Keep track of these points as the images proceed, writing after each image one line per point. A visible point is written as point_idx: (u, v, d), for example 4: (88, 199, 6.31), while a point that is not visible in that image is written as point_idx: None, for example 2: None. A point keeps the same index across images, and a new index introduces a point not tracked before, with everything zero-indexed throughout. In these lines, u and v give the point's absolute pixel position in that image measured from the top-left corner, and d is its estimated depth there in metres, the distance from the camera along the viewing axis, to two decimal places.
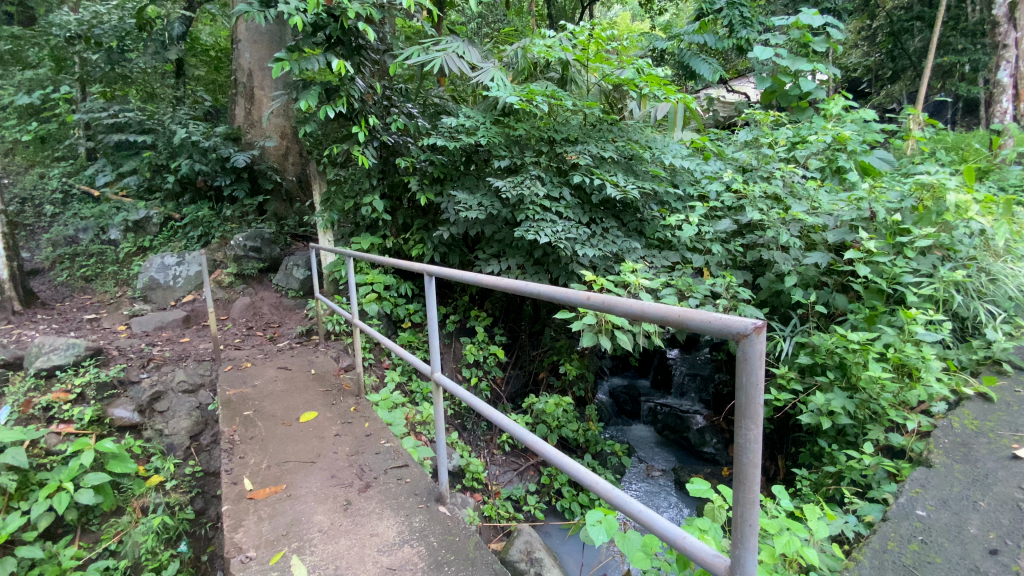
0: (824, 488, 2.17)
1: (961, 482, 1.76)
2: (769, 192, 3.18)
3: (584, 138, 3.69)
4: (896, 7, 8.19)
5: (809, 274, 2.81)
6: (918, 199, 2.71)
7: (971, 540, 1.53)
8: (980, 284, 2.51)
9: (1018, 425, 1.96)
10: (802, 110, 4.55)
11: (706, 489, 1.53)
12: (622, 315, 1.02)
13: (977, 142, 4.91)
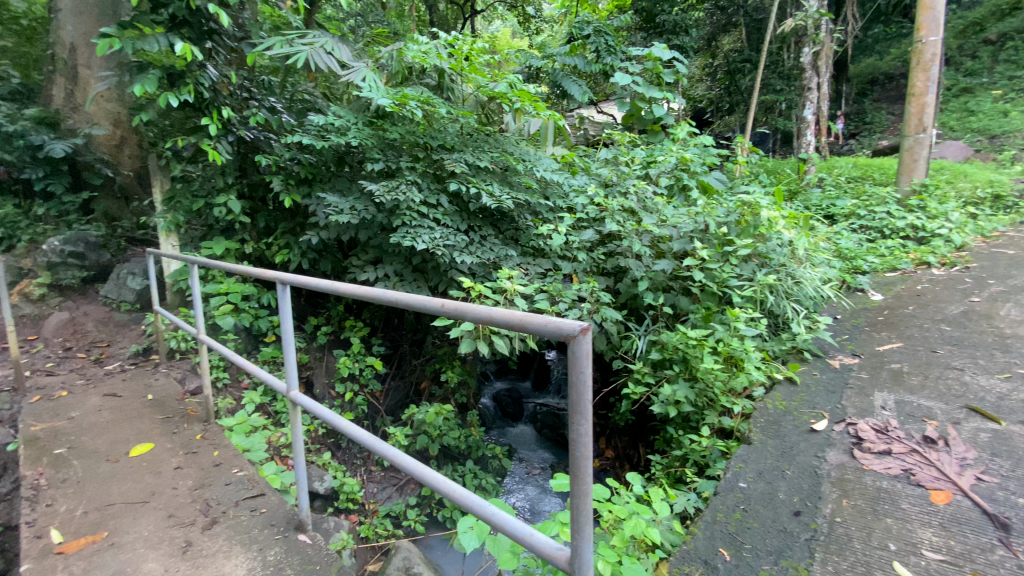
0: (673, 471, 2.41)
1: (773, 455, 2.06)
2: (626, 207, 3.50)
3: (461, 146, 3.69)
4: (731, 49, 9.56)
5: (658, 279, 3.13)
6: (740, 215, 3.15)
7: (781, 504, 1.78)
8: (788, 286, 2.99)
9: (815, 403, 2.34)
10: (655, 134, 5.08)
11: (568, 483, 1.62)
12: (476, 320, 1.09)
13: (789, 168, 5.92)
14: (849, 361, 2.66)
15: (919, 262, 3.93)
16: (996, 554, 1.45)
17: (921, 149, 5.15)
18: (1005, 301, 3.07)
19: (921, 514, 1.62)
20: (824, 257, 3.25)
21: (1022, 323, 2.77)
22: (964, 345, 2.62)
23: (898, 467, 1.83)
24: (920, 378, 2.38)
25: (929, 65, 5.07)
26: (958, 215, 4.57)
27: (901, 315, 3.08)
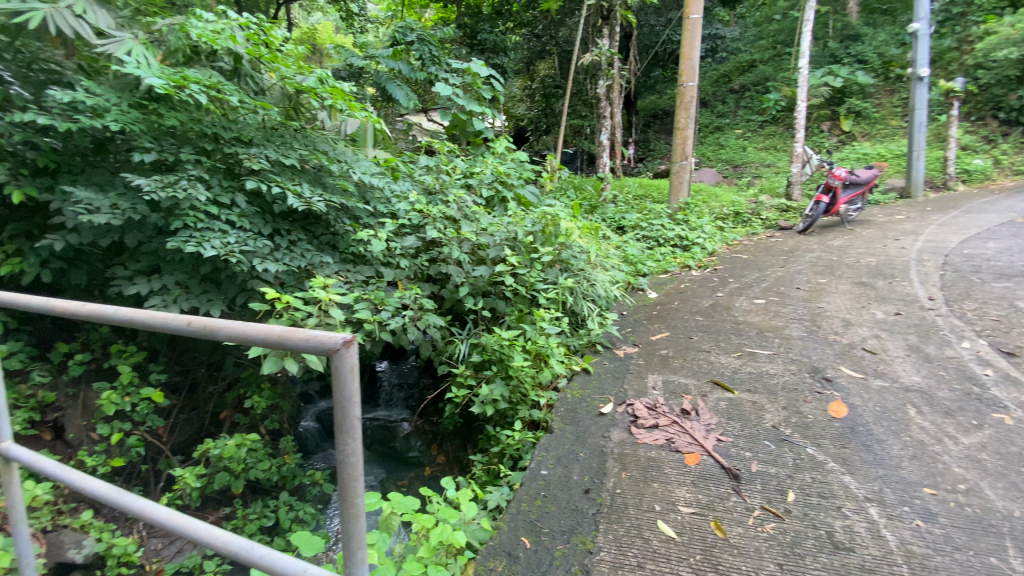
0: (491, 467, 2.49)
1: (570, 440, 2.27)
2: (446, 214, 3.55)
3: (262, 141, 3.32)
4: (546, 76, 10.66)
5: (478, 284, 3.22)
6: (544, 225, 3.45)
7: (574, 485, 1.97)
8: (584, 288, 3.40)
9: (604, 389, 2.67)
10: (477, 146, 5.26)
11: (376, 502, 1.65)
12: (227, 339, 0.95)
13: (591, 185, 6.76)
14: (630, 350, 3.11)
15: (683, 265, 4.81)
16: (729, 500, 1.79)
17: (684, 174, 6.33)
18: (738, 294, 3.92)
19: (679, 475, 1.93)
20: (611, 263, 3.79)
21: (748, 311, 3.55)
22: (712, 332, 3.25)
23: (663, 437, 2.18)
24: (681, 360, 2.89)
25: (688, 105, 6.23)
26: (710, 227, 5.76)
27: (669, 310, 3.73)
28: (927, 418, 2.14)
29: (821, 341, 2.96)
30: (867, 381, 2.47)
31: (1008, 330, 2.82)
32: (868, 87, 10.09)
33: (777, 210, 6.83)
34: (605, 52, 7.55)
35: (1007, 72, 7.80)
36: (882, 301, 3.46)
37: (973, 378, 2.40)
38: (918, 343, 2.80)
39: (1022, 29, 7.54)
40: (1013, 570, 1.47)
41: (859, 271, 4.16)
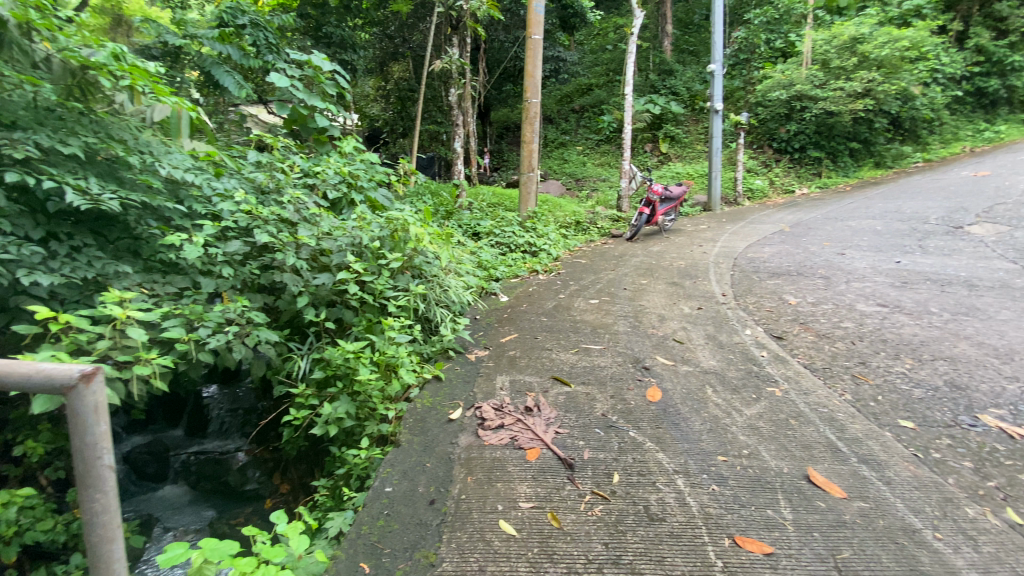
0: (336, 490, 2.33)
1: (417, 452, 2.22)
2: (282, 217, 3.21)
3: (30, 123, 2.59)
4: (400, 78, 10.58)
5: (319, 294, 2.99)
6: (392, 230, 3.33)
7: (419, 497, 1.93)
8: (435, 294, 3.38)
9: (453, 394, 2.68)
10: (321, 144, 4.83)
11: (182, 553, 1.41)
12: None
13: (445, 192, 6.79)
14: (481, 354, 3.18)
15: (531, 270, 5.11)
16: (564, 489, 1.91)
17: (531, 185, 6.71)
18: (577, 296, 4.27)
19: (520, 472, 2.01)
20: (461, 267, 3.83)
21: (585, 311, 3.88)
22: (554, 331, 3.48)
23: (508, 437, 2.25)
24: (526, 360, 3.03)
25: (533, 119, 6.61)
26: (554, 235, 6.20)
27: (518, 312, 3.91)
28: (721, 396, 2.54)
29: (643, 335, 3.36)
30: (677, 368, 2.86)
31: (776, 318, 3.49)
32: (679, 115, 11.85)
33: (610, 219, 7.63)
34: (455, 60, 7.66)
35: (774, 111, 9.77)
36: (689, 298, 4.05)
37: (753, 359, 2.92)
38: (715, 332, 3.33)
39: (785, 77, 9.52)
40: (782, 517, 1.73)
41: (674, 273, 4.83)
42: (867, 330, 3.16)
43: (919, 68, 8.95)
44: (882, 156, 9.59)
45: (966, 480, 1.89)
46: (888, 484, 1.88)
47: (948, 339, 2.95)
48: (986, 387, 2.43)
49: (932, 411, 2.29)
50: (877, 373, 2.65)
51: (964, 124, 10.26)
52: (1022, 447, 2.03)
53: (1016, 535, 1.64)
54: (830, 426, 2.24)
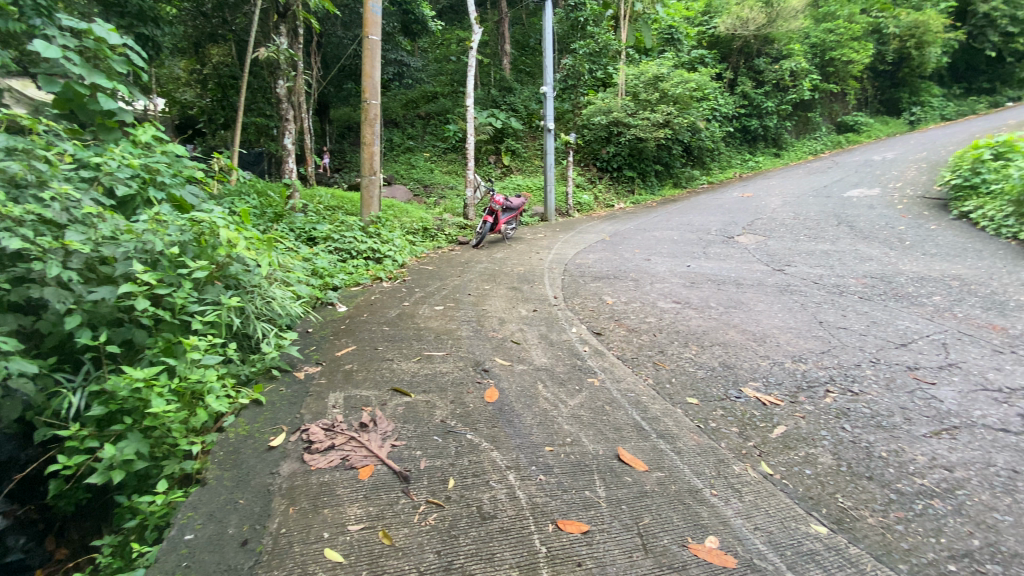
0: (125, 548, 1.93)
1: (228, 488, 1.96)
2: (41, 216, 2.51)
3: None
4: (219, 62, 9.50)
5: (99, 312, 2.45)
6: (196, 234, 2.87)
7: (228, 541, 1.71)
8: (255, 307, 3.05)
9: (276, 419, 2.43)
10: (109, 131, 3.72)
11: None
12: None
13: (275, 193, 6.18)
14: (312, 370, 2.94)
15: (375, 277, 4.92)
16: (397, 503, 1.86)
17: (374, 188, 6.47)
18: (420, 303, 4.24)
19: (351, 493, 1.90)
20: (285, 277, 3.50)
21: (428, 317, 3.86)
22: (395, 340, 3.38)
23: (338, 457, 2.11)
24: (363, 373, 2.89)
25: (372, 121, 6.37)
26: (399, 240, 6.06)
27: (357, 322, 3.73)
28: (550, 390, 2.73)
29: (483, 338, 3.46)
30: (513, 367, 3.01)
31: (598, 316, 3.90)
32: (519, 131, 12.61)
33: (457, 226, 7.73)
34: (283, 50, 7.01)
35: (597, 134, 10.99)
36: (526, 301, 4.29)
37: (578, 354, 3.21)
38: (547, 331, 3.59)
39: (605, 104, 10.76)
40: (597, 496, 1.91)
41: (513, 278, 5.08)
42: (666, 323, 3.70)
43: (703, 107, 10.88)
44: (680, 178, 11.43)
45: (733, 441, 2.30)
46: (679, 454, 2.20)
47: (723, 328, 3.61)
48: (747, 365, 3.01)
49: (710, 388, 2.77)
50: (672, 359, 3.12)
51: (736, 155, 12.76)
52: (768, 409, 2.55)
53: (765, 481, 2.05)
54: (636, 409, 2.56)
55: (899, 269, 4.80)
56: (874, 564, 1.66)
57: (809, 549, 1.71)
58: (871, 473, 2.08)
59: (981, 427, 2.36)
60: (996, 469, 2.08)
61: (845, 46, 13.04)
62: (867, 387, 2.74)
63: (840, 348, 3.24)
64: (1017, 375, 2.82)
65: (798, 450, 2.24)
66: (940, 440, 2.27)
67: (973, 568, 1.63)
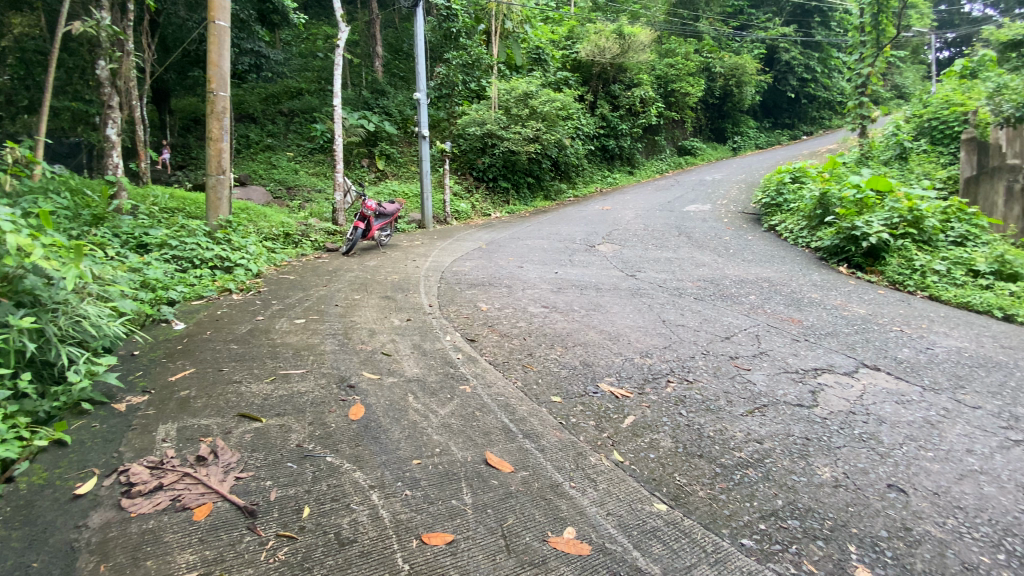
0: None
1: (15, 552, 1.58)
2: None
3: None
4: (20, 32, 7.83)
5: None
6: None
7: None
8: (59, 328, 2.52)
9: (85, 462, 2.03)
10: None
11: None
12: None
13: (92, 191, 5.22)
14: (137, 401, 2.52)
15: (222, 290, 4.41)
16: (242, 542, 1.67)
17: (222, 189, 5.81)
18: (279, 316, 3.89)
19: (182, 538, 1.66)
20: (101, 292, 2.94)
21: (287, 332, 3.56)
22: (245, 359, 3.06)
23: (167, 498, 1.83)
24: (204, 400, 2.55)
25: (221, 115, 5.71)
26: (255, 248, 5.51)
27: (198, 341, 3.30)
28: (419, 401, 2.68)
29: (350, 351, 3.28)
30: (382, 381, 2.89)
31: (472, 323, 3.94)
32: (393, 136, 12.31)
33: (324, 232, 7.26)
34: (105, 26, 5.94)
35: (472, 144, 11.16)
36: (398, 310, 4.17)
37: (450, 362, 3.20)
38: (419, 341, 3.52)
39: (479, 116, 10.96)
40: (463, 503, 1.92)
41: (386, 287, 4.91)
42: (535, 327, 3.87)
43: (568, 125, 11.69)
44: (550, 191, 12.10)
45: (590, 434, 2.48)
46: (543, 451, 2.31)
47: (584, 329, 3.88)
48: (604, 363, 3.28)
49: (572, 386, 2.95)
50: (539, 361, 3.26)
51: (597, 171, 13.89)
52: (621, 402, 2.80)
53: (617, 468, 2.23)
54: (505, 412, 2.63)
55: (725, 273, 5.62)
56: (702, 531, 1.89)
57: (652, 527, 1.90)
58: (701, 451, 2.39)
59: (782, 404, 2.86)
60: (793, 437, 2.52)
61: (683, 80, 15.00)
62: (699, 376, 3.15)
63: (680, 342, 3.69)
64: (807, 357, 3.48)
65: (644, 437, 2.49)
66: (753, 418, 2.69)
67: (776, 524, 1.94)
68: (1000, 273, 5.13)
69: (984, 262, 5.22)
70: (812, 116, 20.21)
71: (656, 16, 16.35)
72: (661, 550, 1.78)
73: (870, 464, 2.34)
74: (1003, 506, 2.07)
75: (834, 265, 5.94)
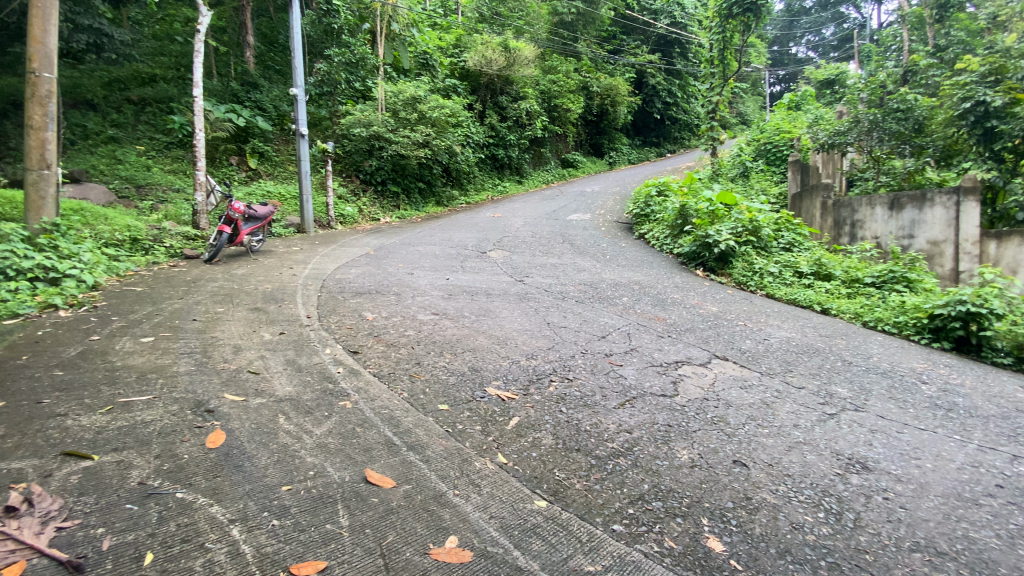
0: None
1: None
2: None
3: None
4: None
5: None
6: None
7: None
8: None
9: None
10: None
11: None
12: None
13: None
14: None
15: (45, 305, 3.72)
16: None
17: (47, 186, 4.90)
18: (120, 335, 3.36)
19: None
20: None
21: (131, 353, 3.09)
22: (73, 387, 2.60)
23: None
24: (15, 439, 2.12)
25: (45, 99, 4.82)
26: (91, 255, 4.72)
27: (8, 368, 2.74)
28: (292, 422, 2.49)
29: (210, 371, 2.94)
30: (248, 402, 2.64)
31: (355, 334, 3.76)
32: (267, 132, 11.37)
33: (182, 238, 6.45)
34: None
35: (357, 146, 10.68)
36: (270, 323, 3.84)
37: (329, 377, 3.02)
38: (294, 356, 3.27)
39: (364, 117, 10.53)
40: (339, 526, 1.82)
41: (256, 298, 4.49)
42: (423, 335, 3.81)
43: (457, 132, 11.72)
44: (441, 197, 12.03)
45: (475, 440, 2.49)
46: (427, 462, 2.27)
47: (473, 335, 3.91)
48: (491, 367, 3.32)
49: (459, 392, 2.95)
50: (426, 370, 3.21)
51: (488, 179, 14.11)
52: (506, 404, 2.86)
53: (501, 470, 2.27)
54: (388, 425, 2.54)
55: (603, 277, 6.05)
56: (579, 522, 2.00)
57: (533, 524, 1.96)
58: (579, 445, 2.53)
59: (650, 395, 3.13)
60: (658, 425, 2.78)
61: (564, 96, 15.90)
62: (579, 373, 3.34)
63: (563, 343, 3.88)
64: (670, 352, 3.86)
65: (528, 437, 2.56)
66: (625, 410, 2.91)
67: (643, 507, 2.12)
68: (818, 274, 6.14)
69: (805, 265, 6.22)
70: (675, 136, 22.62)
71: (539, 34, 17.11)
72: (541, 546, 1.85)
73: (720, 443, 2.65)
74: (819, 470, 2.48)
75: (693, 268, 6.69)
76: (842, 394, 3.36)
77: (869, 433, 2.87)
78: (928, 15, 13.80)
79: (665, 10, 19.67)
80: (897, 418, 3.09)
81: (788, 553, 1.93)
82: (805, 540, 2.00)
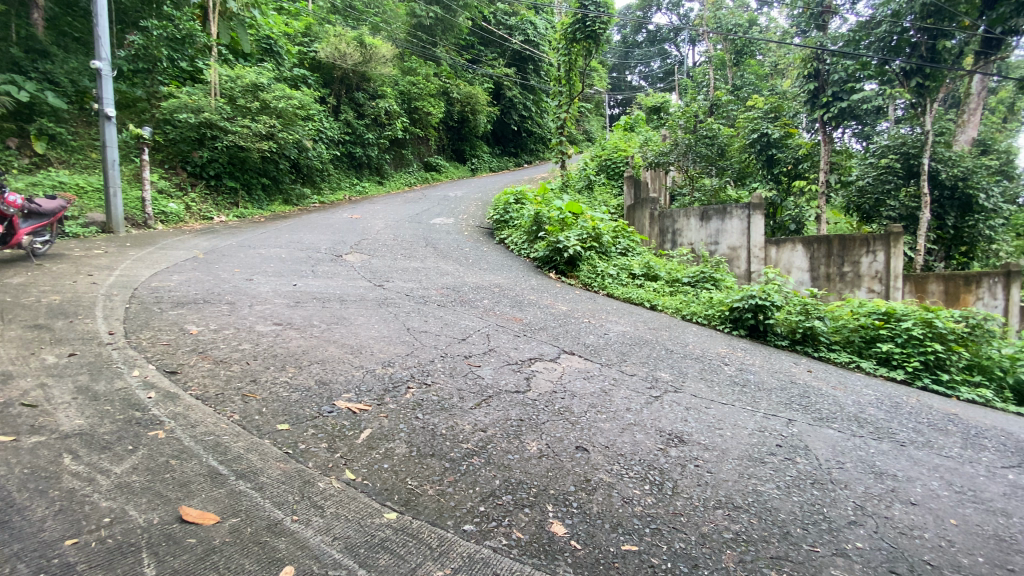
0: None
1: None
2: None
3: None
4: None
5: None
6: None
7: None
8: None
9: None
10: None
11: None
12: None
13: None
14: None
15: None
16: None
17: None
18: None
19: None
20: None
21: None
22: None
23: None
24: None
25: None
26: None
27: None
28: (82, 461, 2.06)
29: None
30: (19, 443, 2.13)
31: (174, 351, 3.25)
32: (60, 111, 9.37)
33: None
34: None
35: (184, 134, 9.32)
36: (55, 344, 3.15)
37: (136, 404, 2.56)
38: (88, 382, 2.72)
39: (192, 101, 9.22)
40: None
41: (38, 312, 3.66)
42: (262, 348, 3.46)
43: (308, 126, 10.89)
44: (290, 195, 11.09)
45: (320, 458, 2.33)
46: (260, 490, 2.05)
47: (322, 345, 3.66)
48: (342, 379, 3.14)
49: (303, 409, 2.73)
50: (264, 388, 2.91)
51: (345, 178, 13.37)
52: (357, 416, 2.73)
53: (348, 487, 2.16)
54: (213, 453, 2.25)
55: (464, 280, 6.14)
56: (429, 529, 1.99)
57: (381, 538, 1.90)
58: (434, 450, 2.52)
59: (504, 393, 3.25)
60: (510, 420, 2.90)
61: (425, 100, 15.82)
62: (436, 378, 3.33)
63: (421, 348, 3.84)
64: (524, 350, 4.06)
65: (379, 448, 2.48)
66: (479, 410, 2.98)
67: (493, 503, 2.19)
68: (650, 276, 6.99)
69: (638, 267, 7.02)
70: (531, 148, 23.97)
71: (396, 33, 16.81)
72: (388, 561, 1.80)
73: (565, 432, 2.86)
74: (646, 447, 2.81)
75: (547, 271, 7.14)
76: (665, 377, 3.88)
77: (685, 411, 3.35)
78: (728, 59, 16.76)
79: (519, 27, 20.79)
80: (706, 395, 3.66)
81: (620, 526, 2.15)
82: (634, 512, 2.25)
